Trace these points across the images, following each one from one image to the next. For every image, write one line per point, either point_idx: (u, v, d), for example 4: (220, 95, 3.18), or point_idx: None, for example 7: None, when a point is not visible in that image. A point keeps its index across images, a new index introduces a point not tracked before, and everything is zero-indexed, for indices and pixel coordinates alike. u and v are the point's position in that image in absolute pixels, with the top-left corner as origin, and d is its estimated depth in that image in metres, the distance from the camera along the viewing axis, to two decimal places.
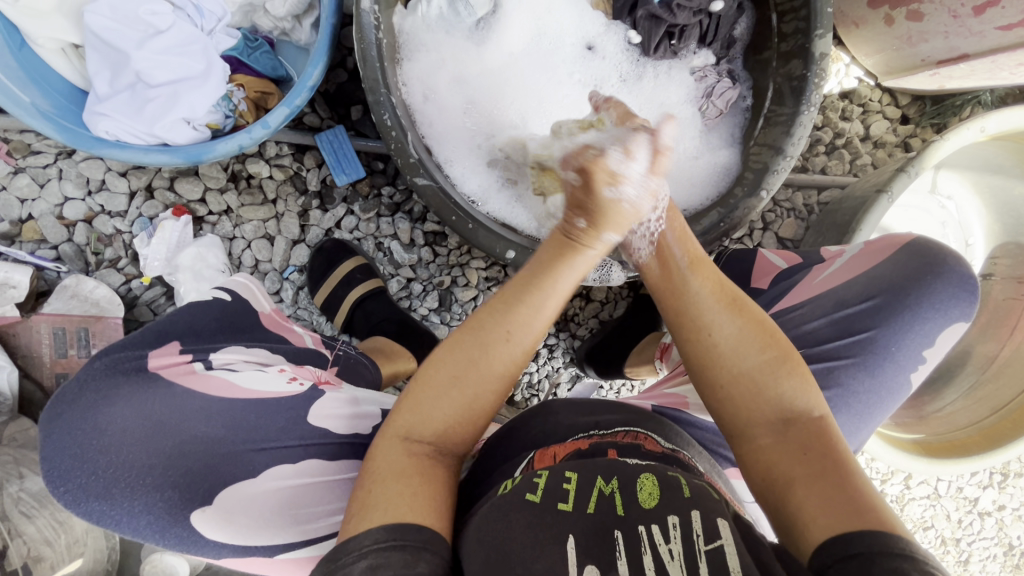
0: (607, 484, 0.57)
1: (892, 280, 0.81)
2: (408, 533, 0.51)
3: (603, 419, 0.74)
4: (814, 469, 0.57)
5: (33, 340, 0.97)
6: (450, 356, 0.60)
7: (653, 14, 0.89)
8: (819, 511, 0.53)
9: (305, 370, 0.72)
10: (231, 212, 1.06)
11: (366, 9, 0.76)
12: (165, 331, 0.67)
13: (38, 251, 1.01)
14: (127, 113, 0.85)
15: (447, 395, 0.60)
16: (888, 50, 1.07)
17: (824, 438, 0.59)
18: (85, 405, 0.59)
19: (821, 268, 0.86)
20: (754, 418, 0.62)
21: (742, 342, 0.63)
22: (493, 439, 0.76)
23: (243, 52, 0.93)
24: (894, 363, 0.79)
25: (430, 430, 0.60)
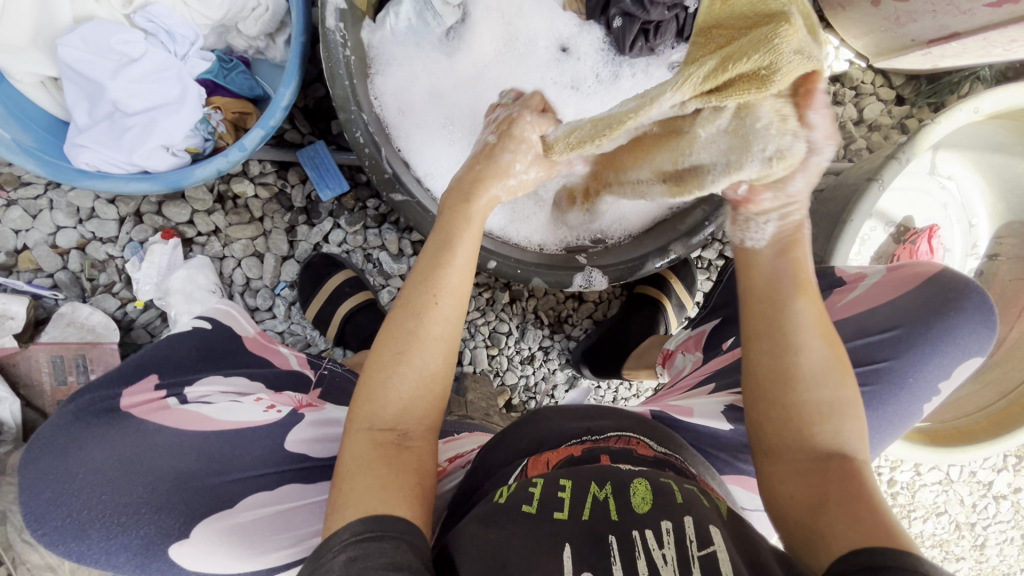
0: (601, 489, 0.58)
1: (911, 312, 0.79)
2: (384, 524, 0.51)
3: (596, 425, 0.73)
4: (846, 498, 0.55)
5: (32, 367, 0.98)
6: (391, 330, 0.61)
7: (627, 12, 0.85)
8: (842, 529, 0.52)
9: (284, 398, 0.76)
10: (220, 232, 1.07)
11: (331, 27, 0.75)
12: (143, 364, 0.72)
13: (35, 280, 1.03)
14: (106, 144, 0.85)
15: (395, 374, 0.60)
16: (877, 31, 1.04)
17: (860, 477, 0.58)
18: (57, 449, 0.62)
19: (842, 293, 0.85)
20: (801, 436, 0.61)
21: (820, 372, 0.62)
22: (483, 450, 0.77)
23: (218, 73, 0.93)
24: (892, 382, 0.79)
25: (390, 413, 0.60)
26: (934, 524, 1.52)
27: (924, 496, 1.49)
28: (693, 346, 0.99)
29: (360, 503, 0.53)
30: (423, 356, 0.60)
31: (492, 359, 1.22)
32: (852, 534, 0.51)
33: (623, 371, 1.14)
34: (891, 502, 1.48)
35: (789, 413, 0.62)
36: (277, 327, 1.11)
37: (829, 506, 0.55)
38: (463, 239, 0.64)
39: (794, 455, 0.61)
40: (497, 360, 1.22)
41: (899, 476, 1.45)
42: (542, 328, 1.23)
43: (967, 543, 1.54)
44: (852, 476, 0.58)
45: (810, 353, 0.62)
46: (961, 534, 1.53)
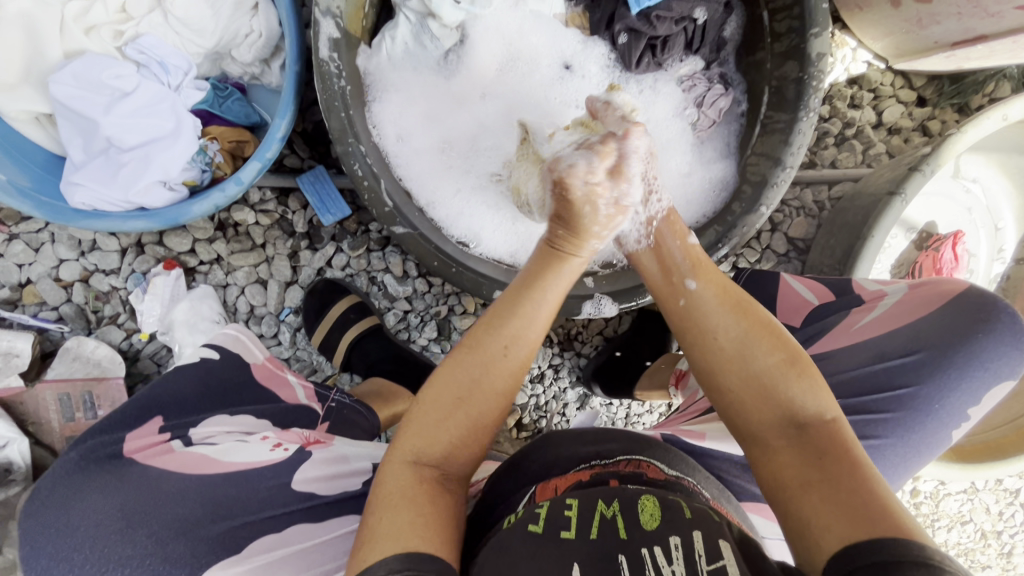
0: (608, 507, 0.55)
1: (939, 336, 0.73)
2: (423, 561, 0.48)
3: (603, 448, 0.71)
4: (828, 476, 0.52)
5: (39, 407, 0.98)
6: (454, 371, 0.59)
7: (632, 28, 0.83)
8: (831, 518, 0.50)
9: (291, 435, 0.74)
10: (222, 260, 1.05)
11: (325, 58, 0.72)
12: (149, 405, 0.71)
13: (40, 313, 1.03)
14: (101, 181, 0.83)
15: (452, 418, 0.58)
16: (897, 33, 0.99)
17: (837, 442, 0.55)
18: (59, 501, 0.59)
19: (859, 314, 0.78)
20: (766, 421, 0.59)
21: (744, 347, 0.62)
22: (491, 479, 0.74)
23: (214, 102, 0.91)
24: (915, 408, 0.72)
25: (438, 451, 0.57)
26: (959, 533, 1.48)
27: (949, 506, 1.45)
28: None
29: (403, 535, 0.50)
30: (485, 393, 0.58)
31: None
32: (846, 525, 0.49)
33: (635, 392, 1.11)
34: (914, 512, 1.44)
35: (744, 400, 0.61)
36: (283, 353, 1.10)
37: (814, 490, 0.52)
38: (545, 298, 0.62)
39: (769, 439, 0.58)
40: None
41: (922, 486, 1.41)
42: (552, 346, 1.20)
43: (993, 552, 1.50)
44: (829, 447, 0.55)
45: (735, 334, 0.63)
46: (987, 543, 1.49)
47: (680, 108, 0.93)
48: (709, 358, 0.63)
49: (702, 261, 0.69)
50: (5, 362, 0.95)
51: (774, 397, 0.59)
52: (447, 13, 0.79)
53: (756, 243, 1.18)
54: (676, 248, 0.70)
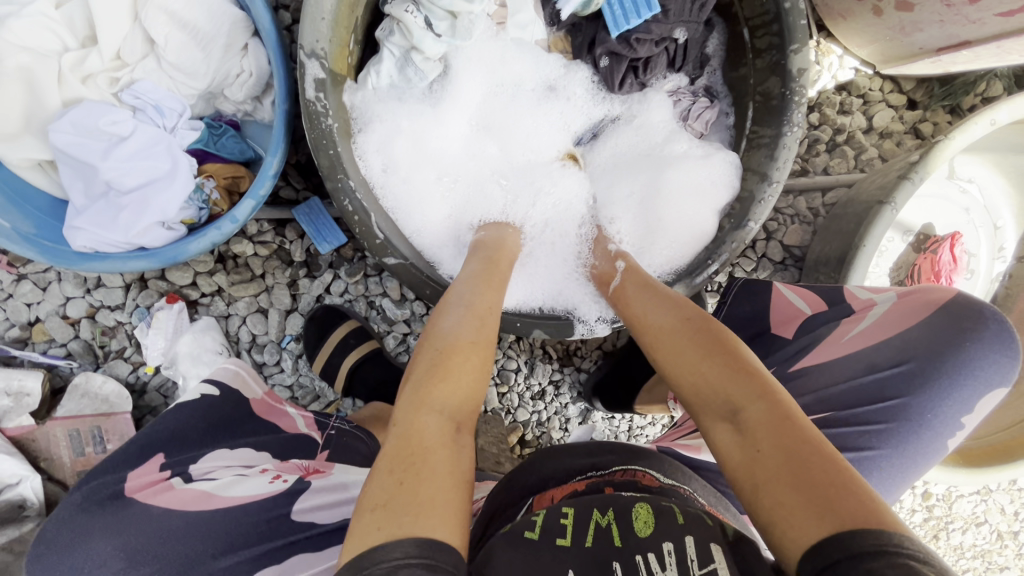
0: (603, 516, 0.57)
1: (926, 345, 0.73)
2: (437, 541, 0.45)
3: (600, 460, 0.72)
4: (779, 461, 0.52)
5: (51, 442, 0.99)
6: (441, 339, 0.63)
7: (613, 51, 0.84)
8: (782, 509, 0.49)
9: (290, 466, 0.76)
10: (223, 291, 1.07)
11: (310, 99, 0.74)
12: (150, 443, 0.73)
13: (50, 350, 1.06)
14: (102, 225, 0.85)
15: (459, 377, 0.60)
16: (881, 40, 0.99)
17: (777, 421, 0.54)
18: (63, 545, 0.62)
19: (849, 325, 0.77)
20: (709, 410, 0.60)
21: (678, 348, 0.66)
22: (491, 493, 0.74)
23: (208, 141, 0.93)
24: (910, 418, 0.72)
25: (449, 409, 0.57)
26: (974, 535, 1.46)
27: (963, 507, 1.43)
28: None
29: (400, 514, 0.47)
30: (470, 384, 0.60)
31: (502, 397, 1.20)
32: (799, 517, 0.48)
33: (634, 406, 1.11)
34: (927, 516, 1.42)
35: (685, 399, 0.63)
36: (285, 380, 1.12)
37: (766, 486, 0.51)
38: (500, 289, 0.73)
39: (714, 430, 0.59)
40: (508, 398, 1.20)
41: (934, 489, 1.39)
42: (551, 362, 1.21)
43: (1011, 552, 1.47)
44: (767, 426, 0.54)
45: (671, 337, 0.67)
46: (1004, 543, 1.47)
47: (669, 122, 0.92)
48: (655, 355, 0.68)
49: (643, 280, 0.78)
50: (17, 401, 0.98)
51: (705, 391, 0.60)
52: (429, 47, 0.80)
53: (752, 251, 1.18)
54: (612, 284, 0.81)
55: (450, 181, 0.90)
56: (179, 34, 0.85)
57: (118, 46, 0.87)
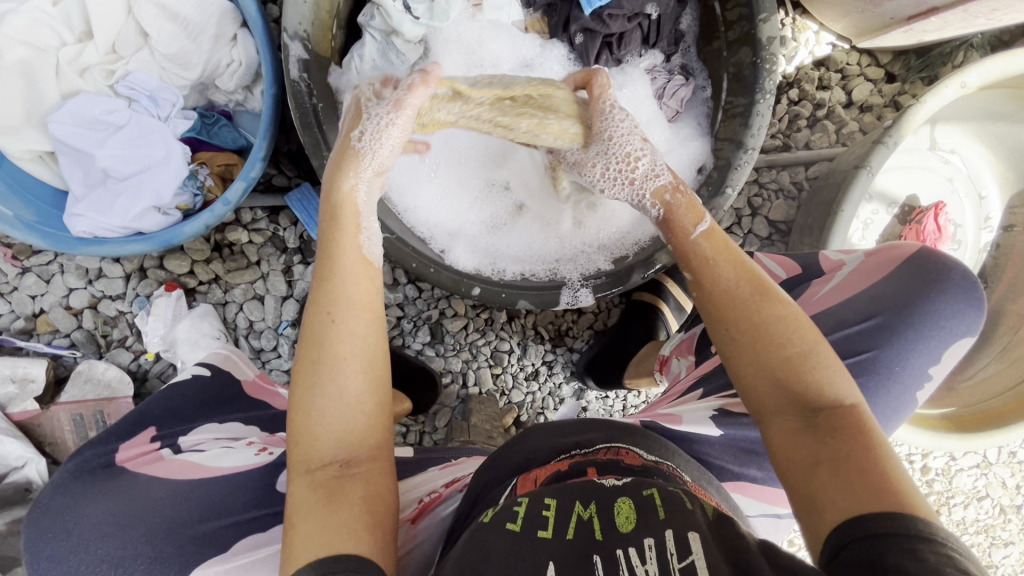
0: (585, 509, 0.57)
1: (894, 298, 0.75)
2: (343, 561, 0.50)
3: (584, 438, 0.73)
4: (841, 454, 0.53)
5: (55, 426, 1.02)
6: (305, 364, 0.60)
7: (587, 27, 0.88)
8: (836, 494, 0.51)
9: (276, 440, 0.78)
10: (220, 279, 1.10)
11: (295, 78, 0.77)
12: (142, 417, 0.78)
13: (54, 340, 1.09)
14: (100, 210, 0.89)
15: (321, 406, 0.58)
16: (852, 13, 1.02)
17: (853, 424, 0.55)
18: (58, 509, 0.66)
19: (821, 284, 0.80)
20: (780, 399, 0.59)
21: (772, 334, 0.61)
22: (479, 472, 0.75)
23: (201, 130, 0.96)
24: (881, 374, 0.73)
25: (325, 445, 0.58)
26: (977, 510, 1.45)
27: (964, 482, 1.42)
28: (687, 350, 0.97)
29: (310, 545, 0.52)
30: (341, 393, 0.59)
31: (496, 378, 1.22)
32: (849, 501, 0.50)
33: (624, 381, 1.13)
34: (928, 491, 1.42)
35: (757, 383, 0.60)
36: (282, 365, 1.14)
37: (822, 470, 0.53)
38: (344, 236, 0.67)
39: (775, 417, 0.59)
40: (502, 379, 1.22)
41: (933, 463, 1.38)
42: (543, 343, 1.23)
43: (1015, 527, 1.46)
44: (843, 424, 0.55)
45: (767, 322, 0.61)
46: (1008, 518, 1.46)
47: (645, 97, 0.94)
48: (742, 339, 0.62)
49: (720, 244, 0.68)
50: (22, 388, 1.01)
51: (789, 379, 0.59)
52: (408, 30, 0.83)
53: (738, 228, 1.19)
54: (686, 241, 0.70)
55: (435, 166, 0.93)
56: (170, 26, 0.89)
57: (112, 41, 0.91)
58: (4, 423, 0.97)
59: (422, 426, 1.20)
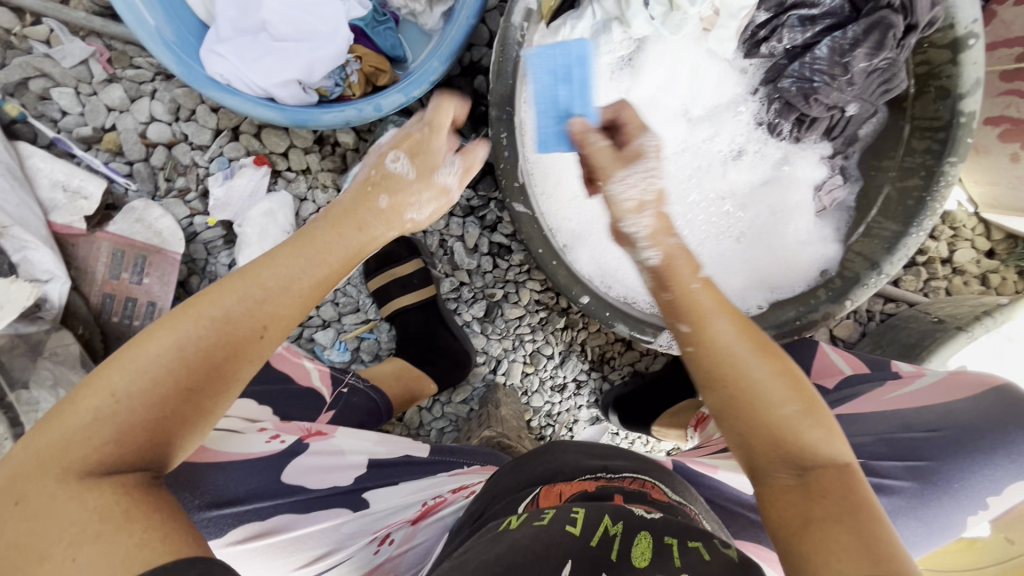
0: (613, 525, 0.50)
1: (970, 419, 0.77)
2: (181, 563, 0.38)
3: (611, 463, 0.68)
4: (840, 522, 0.46)
5: (90, 255, 0.94)
6: (190, 324, 0.46)
7: (787, 102, 0.89)
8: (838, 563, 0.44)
9: (286, 429, 0.78)
10: (309, 173, 1.03)
11: (515, 24, 0.74)
12: None
13: (112, 163, 1.00)
14: (243, 61, 0.83)
15: (172, 344, 0.45)
16: (1003, 184, 1.05)
17: (846, 489, 0.48)
18: None
19: (892, 387, 0.85)
20: (770, 455, 0.51)
21: (772, 386, 0.53)
22: (494, 478, 0.70)
23: (369, 23, 0.90)
24: (924, 521, 0.75)
25: (146, 374, 0.44)
26: None
27: None
28: None
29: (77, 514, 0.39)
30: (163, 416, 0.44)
31: (524, 376, 1.20)
32: None
33: (653, 426, 1.14)
34: None
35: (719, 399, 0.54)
36: None
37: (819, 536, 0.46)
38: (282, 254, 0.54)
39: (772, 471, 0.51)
40: (529, 379, 1.20)
41: None
42: (584, 361, 1.22)
43: None
44: (839, 485, 0.48)
45: (754, 373, 0.53)
46: None
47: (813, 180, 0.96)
48: (746, 408, 0.53)
49: (723, 301, 0.59)
50: (71, 202, 0.92)
51: (758, 413, 0.52)
52: (637, 24, 0.80)
53: None
54: (681, 292, 0.60)
55: None
56: None
57: None
58: (43, 228, 0.88)
59: (439, 395, 1.18)
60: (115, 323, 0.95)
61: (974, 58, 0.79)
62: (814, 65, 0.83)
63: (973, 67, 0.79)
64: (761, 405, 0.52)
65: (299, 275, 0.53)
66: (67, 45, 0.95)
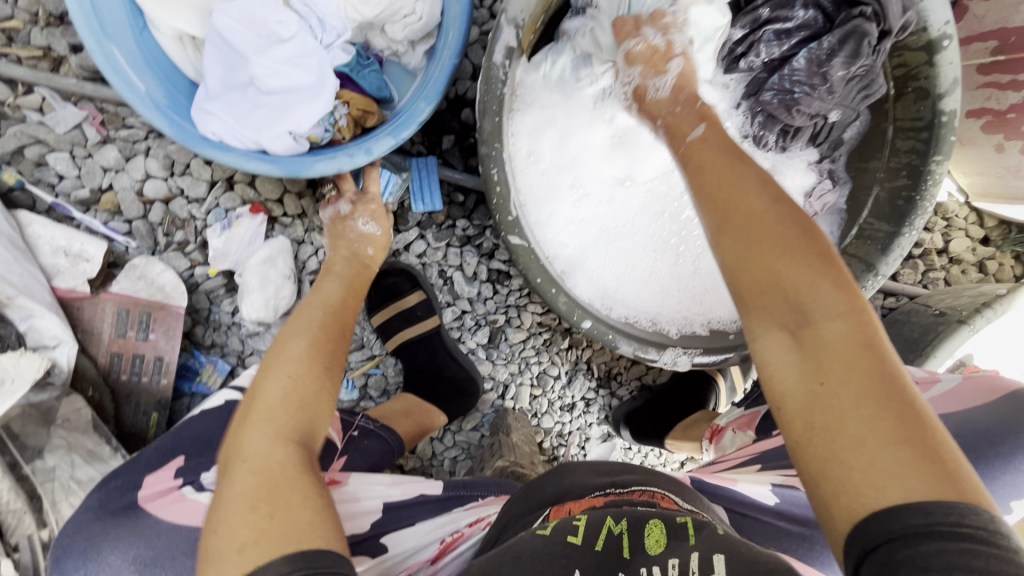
0: (617, 523, 0.53)
1: (988, 427, 0.82)
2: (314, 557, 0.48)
3: (618, 479, 0.69)
4: (846, 393, 0.45)
5: (96, 316, 0.95)
6: (284, 364, 0.64)
7: (771, 114, 0.89)
8: (847, 447, 0.44)
9: None
10: (305, 216, 1.05)
11: (497, 63, 0.75)
12: (172, 448, 0.75)
13: (111, 223, 1.02)
14: (233, 117, 0.84)
15: (280, 381, 0.62)
16: (990, 174, 1.07)
17: (859, 358, 0.46)
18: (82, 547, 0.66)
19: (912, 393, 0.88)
20: (776, 318, 0.51)
21: (783, 253, 0.52)
22: (509, 502, 0.72)
23: (353, 68, 0.92)
24: None
25: (274, 403, 0.60)
26: None
27: None
28: (747, 426, 1.03)
29: (247, 502, 0.52)
30: (267, 433, 0.58)
31: (533, 398, 1.20)
32: (884, 465, 0.43)
33: (665, 440, 1.14)
34: None
35: (741, 287, 0.53)
36: None
37: (822, 418, 0.46)
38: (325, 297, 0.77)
39: (769, 342, 0.51)
40: (538, 401, 1.20)
41: None
42: (591, 379, 1.22)
43: None
44: (850, 356, 0.47)
45: (769, 234, 0.53)
46: None
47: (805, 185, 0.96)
48: (751, 279, 0.52)
49: (730, 161, 0.59)
50: (74, 265, 0.93)
51: (767, 276, 0.52)
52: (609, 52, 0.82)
53: None
54: (687, 167, 0.62)
55: (583, 191, 0.92)
56: None
57: None
58: (48, 295, 0.89)
59: (449, 424, 1.18)
60: (124, 380, 0.96)
61: (949, 59, 0.80)
62: (793, 77, 0.85)
63: (950, 68, 0.81)
64: (753, 269, 0.52)
65: (315, 318, 0.72)
66: (59, 111, 0.97)
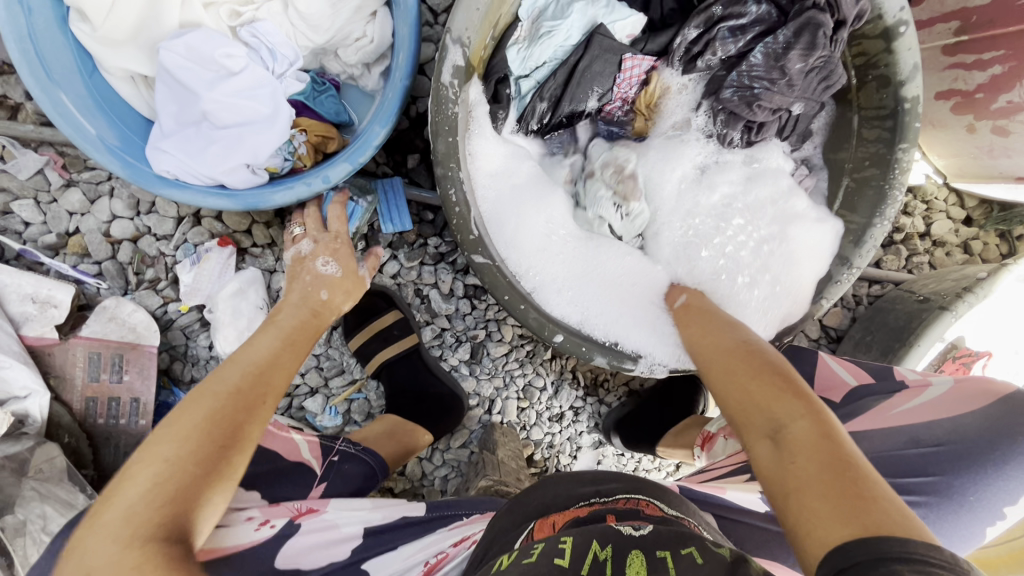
0: (602, 549, 0.50)
1: (977, 432, 0.80)
2: None
3: (604, 487, 0.66)
4: (830, 482, 0.50)
5: (67, 361, 0.94)
6: (189, 415, 0.57)
7: (731, 111, 0.88)
8: (817, 519, 0.48)
9: (279, 509, 0.77)
10: (275, 246, 1.04)
11: (446, 83, 0.74)
12: None
13: (80, 265, 1.01)
14: (188, 153, 0.83)
15: (168, 438, 0.55)
16: (964, 155, 1.05)
17: (833, 454, 0.52)
18: None
19: (901, 399, 0.87)
20: (755, 423, 0.59)
21: (750, 371, 0.65)
22: (494, 517, 0.70)
23: (309, 96, 0.91)
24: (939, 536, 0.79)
25: (150, 475, 0.52)
26: None
27: None
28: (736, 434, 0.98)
29: None
30: (138, 512, 0.50)
31: (521, 411, 1.19)
32: (840, 534, 0.46)
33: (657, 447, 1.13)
34: None
35: (729, 408, 0.64)
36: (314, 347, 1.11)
37: (806, 494, 0.50)
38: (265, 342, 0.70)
39: (755, 445, 0.58)
40: (526, 414, 1.19)
41: None
42: (578, 388, 1.20)
43: None
44: (824, 452, 0.52)
45: (733, 357, 0.69)
46: None
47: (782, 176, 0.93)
48: (721, 384, 0.67)
49: (704, 321, 0.79)
50: (42, 312, 0.93)
51: (733, 382, 0.65)
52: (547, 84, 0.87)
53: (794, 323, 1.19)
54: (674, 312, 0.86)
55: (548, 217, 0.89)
56: None
57: None
58: (15, 344, 0.89)
59: (436, 444, 1.17)
60: (101, 424, 0.96)
61: (907, 45, 0.79)
62: (751, 73, 0.83)
63: (908, 54, 0.80)
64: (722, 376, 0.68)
65: (256, 362, 0.66)
66: (20, 158, 0.96)
